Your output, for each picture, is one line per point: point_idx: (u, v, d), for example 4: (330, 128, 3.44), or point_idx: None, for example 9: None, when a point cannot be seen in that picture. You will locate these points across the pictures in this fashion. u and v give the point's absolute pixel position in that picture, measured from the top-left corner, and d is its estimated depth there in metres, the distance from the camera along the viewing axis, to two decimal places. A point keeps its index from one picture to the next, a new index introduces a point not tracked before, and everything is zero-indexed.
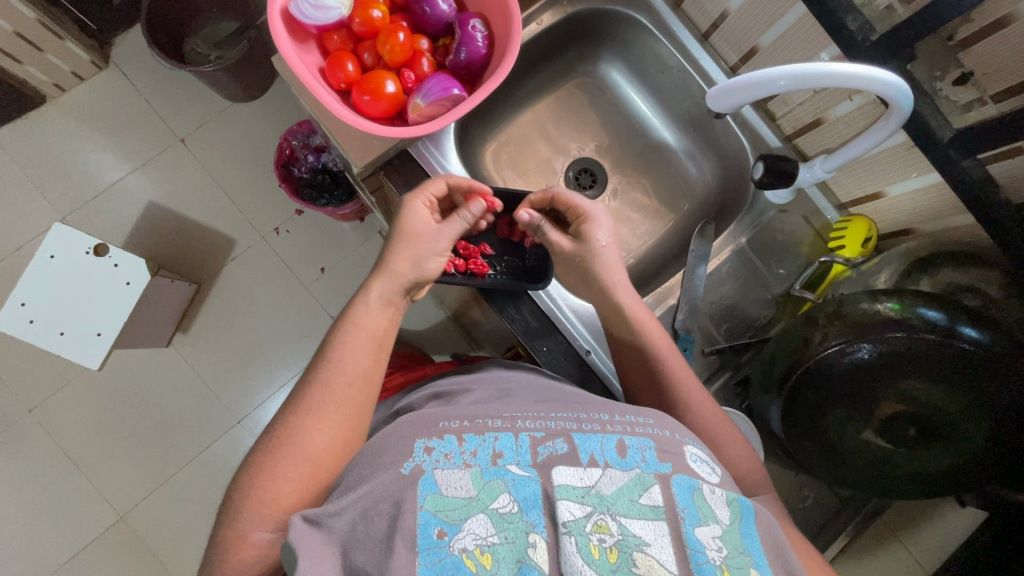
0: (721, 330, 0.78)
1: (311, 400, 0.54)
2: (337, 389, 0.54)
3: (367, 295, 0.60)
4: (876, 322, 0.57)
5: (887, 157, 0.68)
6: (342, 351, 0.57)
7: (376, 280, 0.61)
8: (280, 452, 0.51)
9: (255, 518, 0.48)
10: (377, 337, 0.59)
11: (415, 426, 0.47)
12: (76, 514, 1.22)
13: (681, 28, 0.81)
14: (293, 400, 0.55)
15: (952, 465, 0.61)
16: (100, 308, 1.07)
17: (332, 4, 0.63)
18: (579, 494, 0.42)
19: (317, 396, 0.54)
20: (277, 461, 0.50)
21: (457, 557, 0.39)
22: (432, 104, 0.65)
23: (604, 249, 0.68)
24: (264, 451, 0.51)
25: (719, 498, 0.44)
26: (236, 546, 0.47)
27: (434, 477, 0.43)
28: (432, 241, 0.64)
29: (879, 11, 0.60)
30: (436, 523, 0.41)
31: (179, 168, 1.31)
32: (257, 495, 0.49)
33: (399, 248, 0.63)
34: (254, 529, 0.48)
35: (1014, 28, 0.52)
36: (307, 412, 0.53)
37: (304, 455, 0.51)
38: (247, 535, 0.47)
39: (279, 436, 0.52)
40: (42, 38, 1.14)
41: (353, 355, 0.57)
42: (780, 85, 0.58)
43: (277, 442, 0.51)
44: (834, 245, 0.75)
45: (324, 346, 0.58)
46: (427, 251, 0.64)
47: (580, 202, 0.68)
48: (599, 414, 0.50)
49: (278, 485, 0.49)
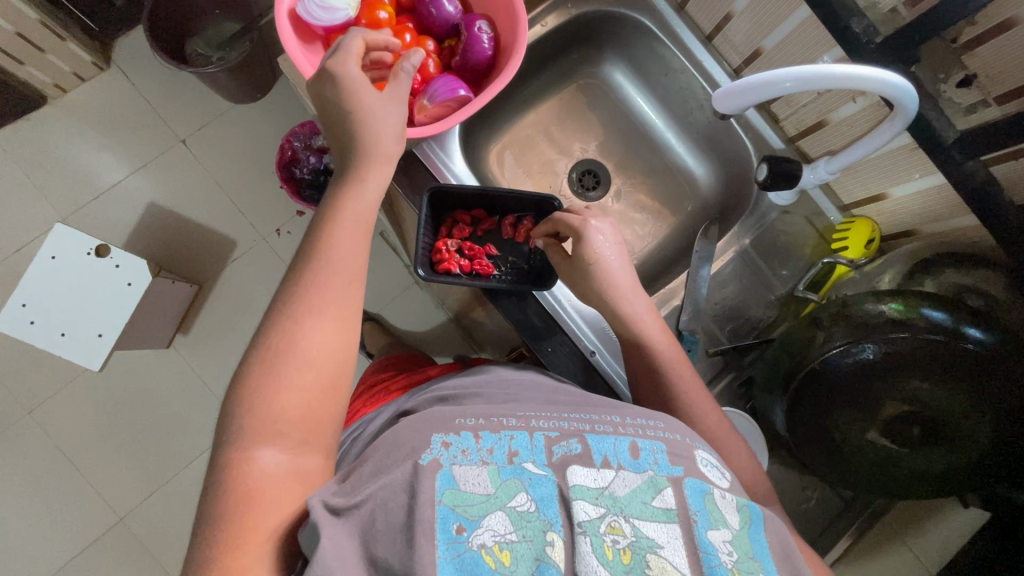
0: (726, 330, 0.78)
1: (307, 301, 0.48)
2: (325, 288, 0.49)
3: (356, 188, 0.53)
4: (881, 323, 0.57)
5: (890, 159, 0.68)
6: (323, 248, 0.50)
7: (363, 169, 0.53)
8: (277, 363, 0.45)
9: (259, 436, 0.44)
10: (361, 225, 0.52)
11: (431, 422, 0.48)
12: (77, 515, 1.22)
13: (684, 30, 0.82)
14: (273, 312, 0.48)
15: (954, 464, 0.62)
16: (102, 309, 1.07)
17: (340, 5, 0.63)
18: (594, 495, 0.42)
19: (314, 296, 0.48)
20: (276, 371, 0.45)
21: (476, 553, 0.39)
22: (438, 105, 0.65)
23: (600, 263, 0.65)
24: (256, 368, 0.45)
25: (729, 502, 0.44)
26: (238, 469, 0.42)
27: (452, 473, 0.43)
28: (393, 109, 0.55)
29: (883, 14, 0.60)
30: (454, 518, 0.41)
31: (180, 168, 1.31)
32: (259, 411, 0.44)
33: (374, 128, 0.54)
34: (258, 449, 0.43)
35: (1017, 31, 0.52)
36: (304, 314, 0.47)
37: (305, 362, 0.46)
38: (251, 456, 0.43)
39: (274, 344, 0.46)
40: (43, 38, 1.14)
41: (346, 250, 0.51)
42: (786, 86, 0.58)
43: (272, 354, 0.46)
44: (838, 246, 0.76)
45: (303, 249, 0.51)
46: (393, 121, 0.55)
47: (571, 219, 0.66)
48: (611, 416, 0.50)
49: (283, 397, 0.45)
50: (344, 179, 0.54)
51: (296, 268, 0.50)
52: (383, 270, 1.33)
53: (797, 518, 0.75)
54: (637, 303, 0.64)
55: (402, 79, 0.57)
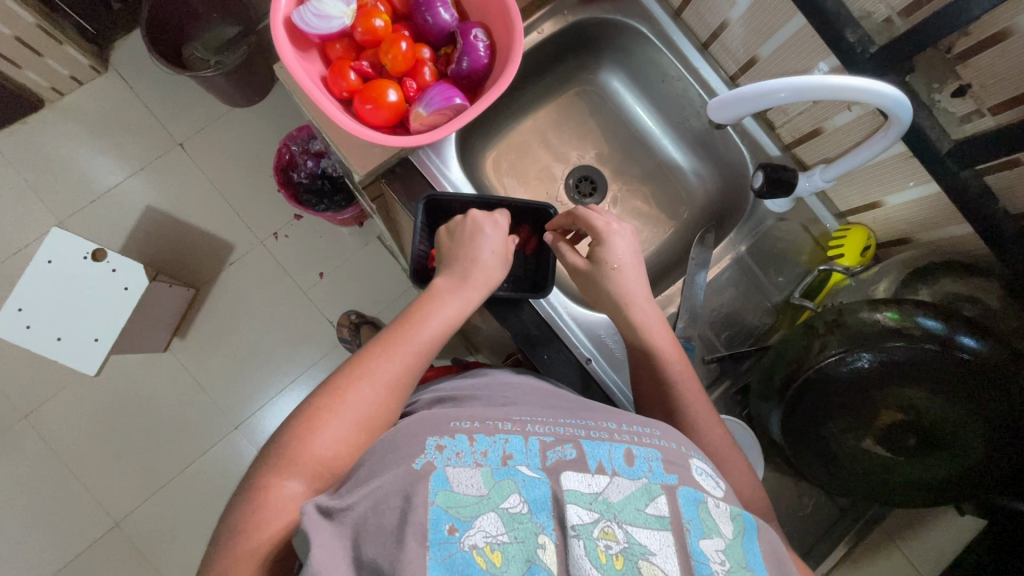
0: (721, 338, 0.78)
1: (379, 365, 0.54)
2: (408, 366, 0.55)
3: (449, 297, 0.60)
4: (876, 332, 0.57)
5: (885, 167, 0.68)
6: (411, 328, 0.57)
7: (462, 288, 0.61)
8: (335, 409, 0.51)
9: (292, 468, 0.48)
10: (449, 324, 0.59)
11: (426, 425, 0.47)
12: (72, 520, 1.21)
13: (681, 38, 0.82)
14: (349, 365, 0.55)
15: (948, 473, 0.62)
16: (98, 313, 1.07)
17: (335, 13, 0.63)
18: (587, 500, 0.42)
19: (388, 364, 0.54)
20: (337, 416, 0.50)
21: (467, 553, 0.39)
22: (434, 113, 0.65)
23: (618, 269, 0.65)
24: (319, 404, 0.51)
25: (723, 511, 0.44)
26: (268, 495, 0.46)
27: (445, 474, 0.43)
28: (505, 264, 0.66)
29: (877, 24, 0.60)
30: (447, 519, 0.41)
31: (177, 172, 1.31)
32: (305, 447, 0.49)
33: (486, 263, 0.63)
34: (289, 479, 0.47)
35: (1010, 42, 0.52)
36: (372, 375, 0.53)
37: (364, 418, 0.51)
38: (281, 485, 0.47)
39: (337, 391, 0.52)
40: (41, 42, 1.14)
41: (429, 337, 0.57)
42: (781, 97, 0.58)
43: (332, 399, 0.51)
44: (834, 253, 0.75)
45: (397, 324, 0.58)
46: (503, 259, 0.65)
47: (595, 220, 0.66)
48: (607, 423, 0.50)
49: (330, 438, 0.49)
50: (443, 286, 0.61)
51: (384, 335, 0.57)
52: (380, 274, 1.33)
53: (793, 526, 0.75)
54: (633, 311, 0.64)
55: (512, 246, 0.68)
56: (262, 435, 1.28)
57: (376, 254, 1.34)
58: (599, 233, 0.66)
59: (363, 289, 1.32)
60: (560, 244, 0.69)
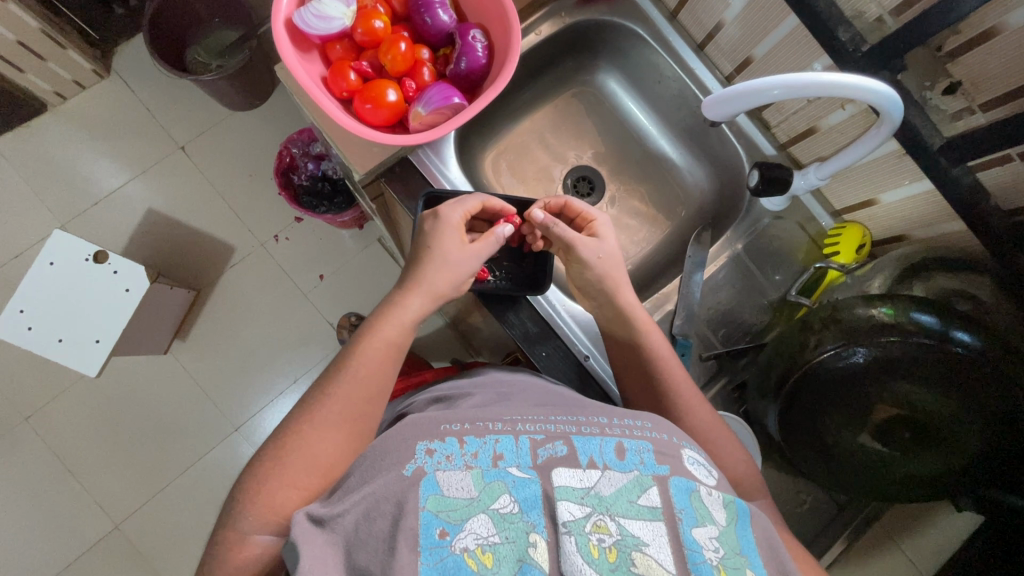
0: (719, 335, 0.79)
1: (324, 408, 0.53)
2: (353, 395, 0.54)
3: (397, 313, 0.59)
4: (871, 328, 0.58)
5: (878, 166, 0.69)
6: (354, 360, 0.56)
7: (409, 299, 0.59)
8: (287, 461, 0.50)
9: (257, 520, 0.47)
10: (397, 343, 0.58)
11: (417, 429, 0.48)
12: (72, 522, 1.22)
13: (676, 39, 0.83)
14: (299, 411, 0.53)
15: (943, 466, 0.62)
16: (99, 315, 1.07)
17: (336, 14, 0.64)
18: (578, 495, 0.42)
19: (333, 403, 0.53)
20: (290, 463, 0.50)
21: (458, 556, 0.40)
22: (433, 112, 0.66)
23: (612, 257, 0.66)
24: (270, 455, 0.50)
25: (716, 499, 0.44)
26: (237, 547, 0.47)
27: (436, 479, 0.44)
28: (466, 258, 0.62)
29: (869, 23, 0.61)
30: (437, 524, 0.41)
31: (178, 175, 1.32)
32: (262, 498, 0.48)
33: (430, 268, 0.60)
34: (256, 531, 0.47)
35: (999, 40, 0.53)
36: (320, 419, 0.52)
37: (318, 461, 0.50)
38: (249, 538, 0.47)
39: (287, 443, 0.51)
40: (44, 47, 1.15)
41: (373, 366, 0.56)
42: (773, 94, 0.59)
43: (285, 449, 0.50)
44: (830, 250, 0.77)
45: (340, 358, 0.57)
46: (458, 266, 0.62)
47: (591, 210, 0.68)
48: (598, 418, 0.51)
49: (286, 487, 0.49)
50: (387, 306, 0.60)
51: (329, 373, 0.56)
52: (381, 276, 1.34)
53: (791, 523, 0.75)
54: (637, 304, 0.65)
55: (492, 242, 0.63)
56: (261, 437, 1.28)
57: (377, 255, 1.34)
58: (592, 220, 0.68)
59: (363, 290, 1.33)
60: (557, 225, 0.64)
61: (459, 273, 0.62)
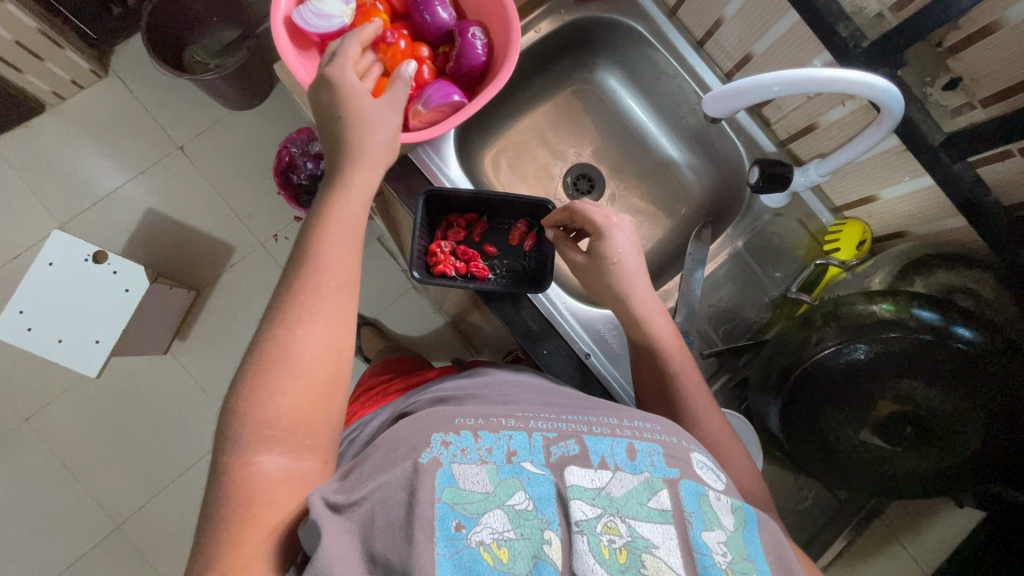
0: (720, 332, 0.79)
1: (297, 306, 0.48)
2: (319, 284, 0.49)
3: (348, 190, 0.54)
4: (874, 323, 0.58)
5: (879, 162, 0.69)
6: (315, 248, 0.50)
7: (357, 171, 0.54)
8: (273, 370, 0.46)
9: (260, 441, 0.44)
10: (354, 223, 0.53)
11: (432, 420, 0.48)
12: (73, 523, 1.22)
13: (676, 36, 0.83)
14: (268, 318, 0.48)
15: (943, 464, 0.62)
16: (99, 316, 1.07)
17: (335, 12, 0.64)
18: (590, 495, 0.43)
19: (305, 300, 0.48)
20: (273, 371, 0.45)
21: (474, 550, 0.40)
22: (433, 110, 0.65)
23: (618, 262, 0.66)
24: (249, 370, 0.46)
25: (724, 504, 0.44)
26: (245, 473, 0.43)
27: (451, 471, 0.43)
28: (384, 112, 0.57)
29: (869, 19, 0.61)
30: (453, 516, 0.41)
31: (177, 175, 1.32)
32: (254, 414, 0.44)
33: (364, 134, 0.55)
34: (260, 453, 0.44)
35: (1000, 35, 0.53)
36: (296, 318, 0.47)
37: (303, 364, 0.46)
38: (254, 460, 0.43)
39: (273, 352, 0.46)
40: (42, 47, 1.15)
41: (334, 249, 0.51)
42: (774, 90, 0.59)
43: (269, 358, 0.46)
44: (831, 247, 0.76)
45: (296, 249, 0.51)
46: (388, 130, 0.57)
47: (594, 215, 0.66)
48: (609, 419, 0.51)
49: (273, 398, 0.45)
50: (334, 185, 0.54)
51: (291, 268, 0.50)
52: (380, 275, 1.34)
53: (792, 519, 0.76)
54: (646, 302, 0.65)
55: (400, 86, 0.59)
56: None
57: (377, 254, 1.34)
58: (596, 227, 0.66)
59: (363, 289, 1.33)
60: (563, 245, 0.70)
61: (381, 138, 0.56)
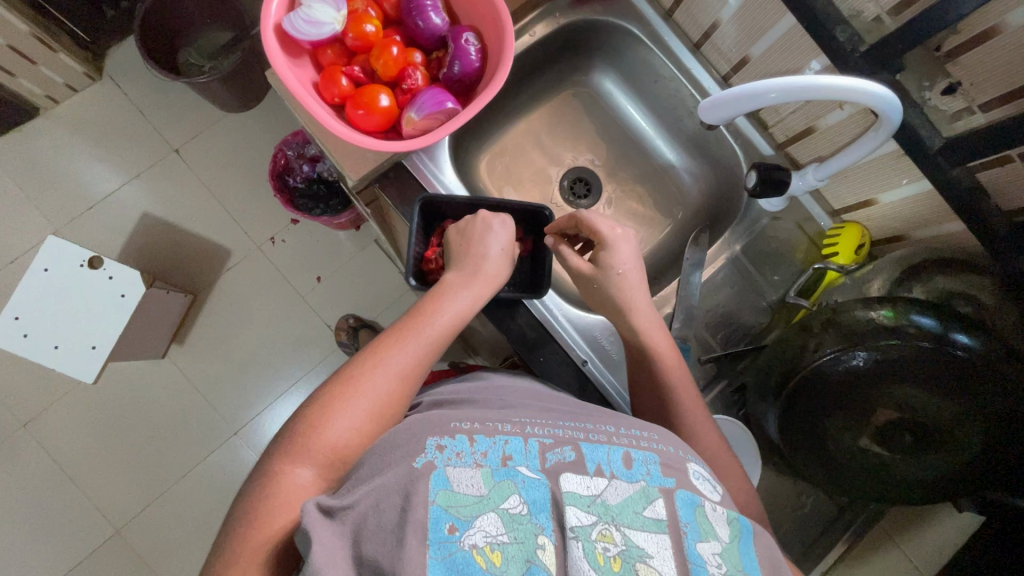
0: (717, 338, 0.78)
1: (387, 356, 0.54)
2: (419, 353, 0.55)
3: (462, 289, 0.61)
4: (871, 330, 0.57)
5: (877, 166, 0.69)
6: (422, 319, 0.57)
7: (474, 282, 0.62)
8: (348, 400, 0.50)
9: (307, 458, 0.47)
10: (461, 318, 0.59)
11: (427, 425, 0.47)
12: (71, 528, 1.21)
13: (672, 39, 0.82)
14: (359, 358, 0.54)
15: (942, 471, 0.62)
16: (94, 322, 1.06)
17: (326, 19, 0.63)
18: (586, 502, 0.42)
19: (396, 354, 0.54)
20: (353, 401, 0.50)
21: (467, 553, 0.39)
22: (426, 118, 0.65)
23: (623, 274, 0.65)
24: (330, 395, 0.51)
25: (720, 516, 0.44)
26: (278, 482, 0.46)
27: (446, 474, 0.43)
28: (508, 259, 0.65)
29: (867, 23, 0.61)
30: (447, 518, 0.41)
31: (173, 178, 1.31)
32: (316, 435, 0.48)
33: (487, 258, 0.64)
34: (300, 467, 0.46)
35: (999, 40, 0.52)
36: (382, 366, 0.53)
37: (378, 402, 0.51)
38: (292, 472, 0.46)
39: (352, 385, 0.51)
40: (34, 51, 1.14)
41: (438, 329, 0.57)
42: (771, 97, 0.58)
43: (348, 390, 0.51)
44: (829, 251, 0.77)
45: (407, 317, 0.58)
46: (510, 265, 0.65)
47: (599, 226, 0.66)
48: (605, 426, 0.50)
49: (343, 424, 0.49)
50: (449, 280, 0.62)
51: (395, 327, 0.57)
52: (378, 278, 1.33)
53: (791, 525, 0.75)
54: (642, 312, 0.64)
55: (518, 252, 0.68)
56: (260, 440, 1.28)
57: (373, 256, 1.34)
58: (601, 238, 0.66)
59: (360, 292, 1.32)
60: (563, 248, 0.68)
61: (494, 261, 0.64)
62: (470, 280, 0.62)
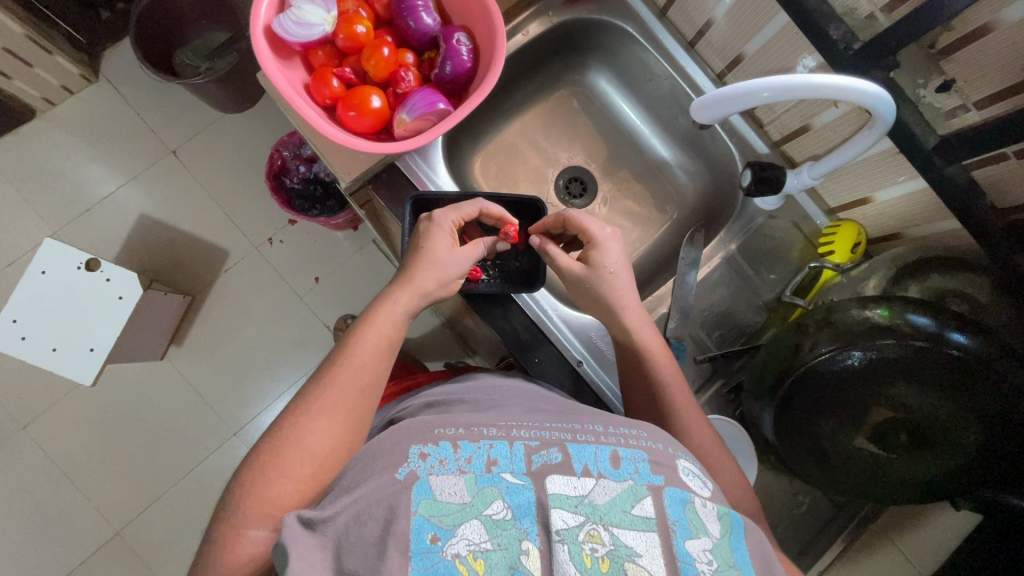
0: (713, 337, 0.78)
1: (314, 399, 0.52)
2: (348, 385, 0.53)
3: (390, 305, 0.59)
4: (867, 330, 0.57)
5: (873, 164, 0.68)
6: (342, 354, 0.55)
7: (401, 293, 0.59)
8: (281, 454, 0.49)
9: (254, 515, 0.46)
10: (388, 336, 0.58)
11: (411, 432, 0.47)
12: (72, 530, 1.22)
13: (667, 37, 0.82)
14: (288, 410, 0.52)
15: (941, 469, 0.62)
16: (91, 325, 1.06)
17: (315, 21, 0.63)
18: (572, 504, 0.42)
19: (322, 394, 0.52)
20: (285, 454, 0.48)
21: (450, 562, 0.39)
22: (417, 119, 0.65)
23: (615, 275, 0.65)
24: (263, 452, 0.49)
25: (710, 511, 0.44)
26: (231, 543, 0.45)
27: (429, 483, 0.43)
28: (453, 259, 0.63)
29: (861, 20, 0.60)
30: (429, 528, 0.41)
31: (170, 180, 1.31)
32: (257, 495, 0.47)
33: (420, 267, 0.61)
34: (251, 526, 0.46)
35: (992, 36, 0.52)
36: (310, 411, 0.51)
37: (313, 447, 0.49)
38: (243, 532, 0.45)
39: (281, 436, 0.50)
40: (30, 53, 1.14)
41: (363, 356, 0.55)
42: (764, 96, 0.58)
43: (279, 443, 0.49)
44: (824, 250, 0.76)
45: (330, 356, 0.56)
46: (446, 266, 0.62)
47: (590, 225, 0.66)
48: (594, 426, 0.50)
49: (280, 479, 0.47)
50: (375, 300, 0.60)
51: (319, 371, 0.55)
52: (375, 278, 1.33)
53: (788, 525, 0.75)
54: (635, 312, 0.64)
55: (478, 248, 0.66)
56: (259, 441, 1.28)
57: (371, 256, 1.34)
58: (592, 239, 0.66)
59: (358, 292, 1.32)
60: (550, 247, 0.68)
61: (431, 266, 0.61)
62: (398, 291, 0.60)
